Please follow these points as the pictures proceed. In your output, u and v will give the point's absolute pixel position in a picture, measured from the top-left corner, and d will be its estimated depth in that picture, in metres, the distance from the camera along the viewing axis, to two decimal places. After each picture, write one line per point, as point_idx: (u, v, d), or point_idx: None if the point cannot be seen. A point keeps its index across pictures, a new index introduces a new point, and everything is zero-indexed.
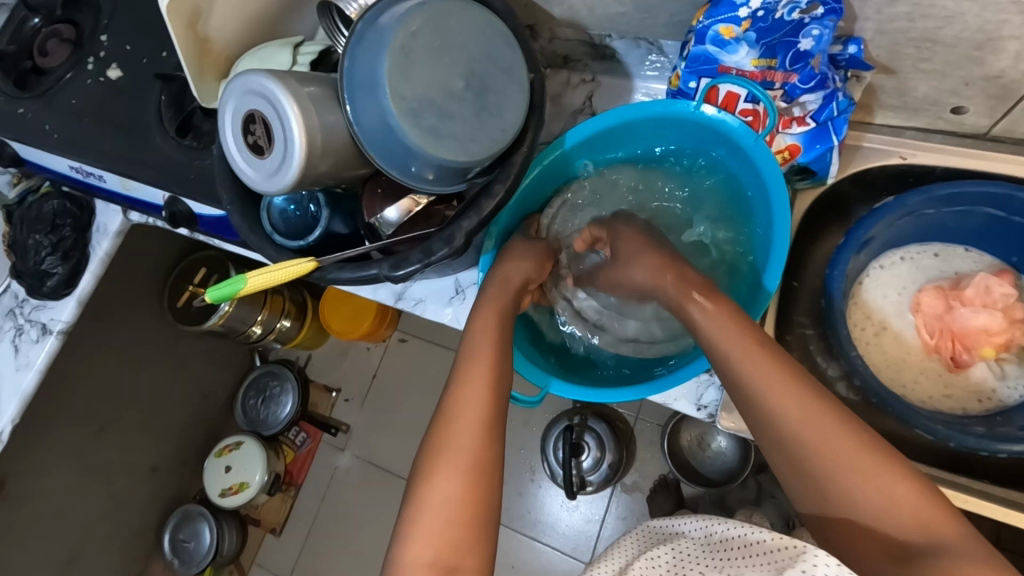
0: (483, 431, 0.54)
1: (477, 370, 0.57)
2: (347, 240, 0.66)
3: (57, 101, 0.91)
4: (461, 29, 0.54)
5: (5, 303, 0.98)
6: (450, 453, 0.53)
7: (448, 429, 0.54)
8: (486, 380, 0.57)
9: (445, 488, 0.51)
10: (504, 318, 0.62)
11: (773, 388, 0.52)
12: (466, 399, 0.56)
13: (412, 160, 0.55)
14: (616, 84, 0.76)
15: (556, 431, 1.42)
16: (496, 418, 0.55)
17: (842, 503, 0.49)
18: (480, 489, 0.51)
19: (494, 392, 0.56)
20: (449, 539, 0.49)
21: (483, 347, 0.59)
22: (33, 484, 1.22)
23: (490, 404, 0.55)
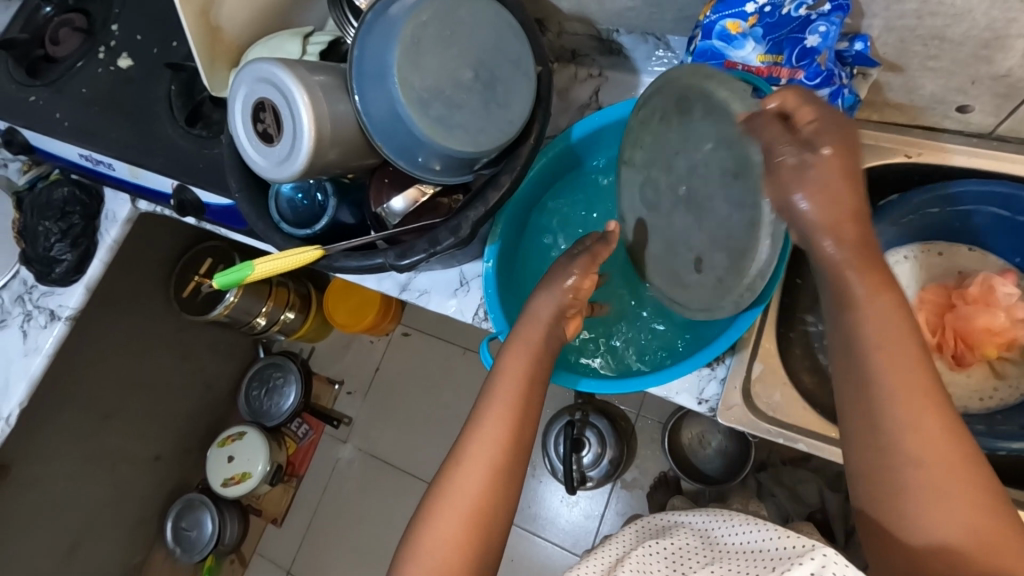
0: (497, 468, 0.55)
1: (502, 408, 0.57)
2: (353, 230, 0.66)
3: (70, 89, 0.92)
4: (471, 20, 0.55)
5: (13, 290, 0.99)
6: (464, 487, 0.54)
7: (465, 455, 0.56)
8: (510, 419, 0.57)
9: (453, 516, 0.53)
10: (539, 357, 0.59)
11: (887, 364, 0.46)
12: (488, 432, 0.56)
13: (419, 150, 0.55)
14: (624, 79, 0.76)
15: (556, 427, 1.42)
16: (513, 454, 0.56)
17: (909, 482, 0.45)
18: (484, 523, 0.54)
19: (517, 428, 0.56)
20: (451, 565, 0.52)
21: (510, 383, 0.58)
22: (38, 468, 1.23)
23: (510, 439, 0.56)
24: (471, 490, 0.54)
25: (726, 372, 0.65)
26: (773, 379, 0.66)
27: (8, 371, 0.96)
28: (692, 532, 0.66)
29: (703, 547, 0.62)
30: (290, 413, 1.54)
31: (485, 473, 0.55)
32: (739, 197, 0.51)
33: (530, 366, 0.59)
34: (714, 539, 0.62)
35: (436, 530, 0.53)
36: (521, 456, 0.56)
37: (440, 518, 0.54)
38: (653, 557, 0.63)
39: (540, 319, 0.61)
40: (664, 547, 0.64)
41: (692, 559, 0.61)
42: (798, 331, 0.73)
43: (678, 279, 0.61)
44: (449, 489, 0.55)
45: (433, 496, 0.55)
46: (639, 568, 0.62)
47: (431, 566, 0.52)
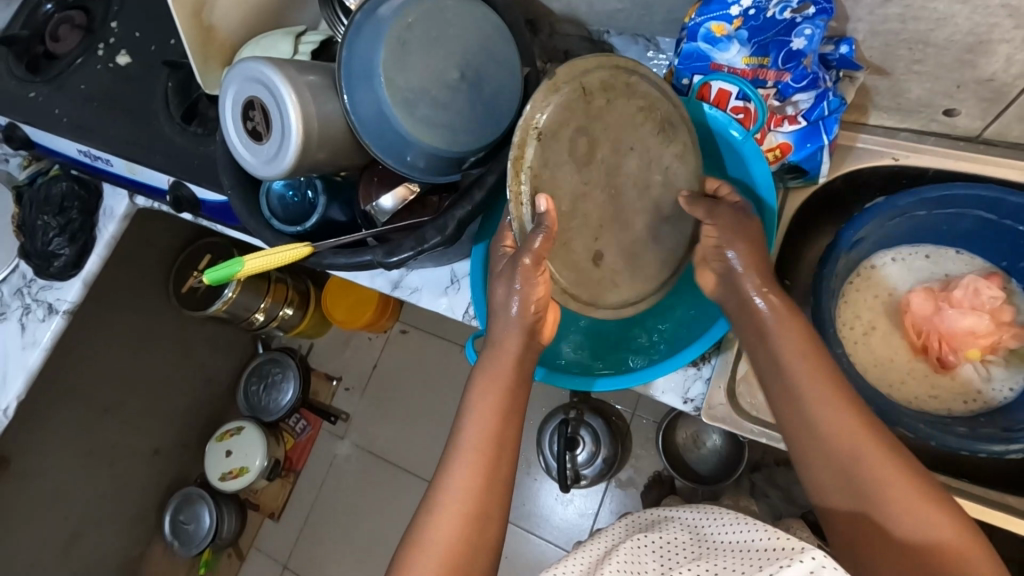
0: (471, 510, 0.52)
1: (477, 443, 0.54)
2: (342, 227, 0.67)
3: (68, 85, 0.93)
4: (458, 21, 0.55)
5: (13, 283, 1.00)
6: (450, 511, 0.52)
7: (439, 492, 0.53)
8: (492, 434, 0.54)
9: (440, 544, 0.51)
10: (510, 394, 0.56)
11: (805, 383, 0.51)
12: (474, 449, 0.54)
13: (407, 149, 0.56)
14: None
15: (551, 425, 1.43)
16: (489, 495, 0.53)
17: (854, 489, 0.48)
18: (474, 548, 0.52)
19: (492, 466, 0.53)
20: None
21: (490, 398, 0.55)
22: (36, 461, 1.24)
23: (485, 479, 0.53)
24: (459, 514, 0.52)
25: (712, 371, 0.66)
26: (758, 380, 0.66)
27: (7, 364, 0.97)
28: (681, 527, 0.67)
29: (693, 542, 0.63)
30: (288, 409, 1.55)
31: (472, 497, 0.52)
32: (669, 243, 0.61)
33: (503, 401, 0.55)
34: (702, 532, 0.64)
35: (423, 560, 0.51)
36: (502, 472, 0.54)
37: (428, 545, 0.51)
38: (644, 552, 0.63)
39: (508, 351, 0.56)
40: (652, 540, 0.65)
41: (680, 552, 0.62)
42: None
43: (572, 259, 0.56)
44: (437, 510, 0.53)
45: (422, 518, 0.53)
46: (628, 562, 0.62)
47: None
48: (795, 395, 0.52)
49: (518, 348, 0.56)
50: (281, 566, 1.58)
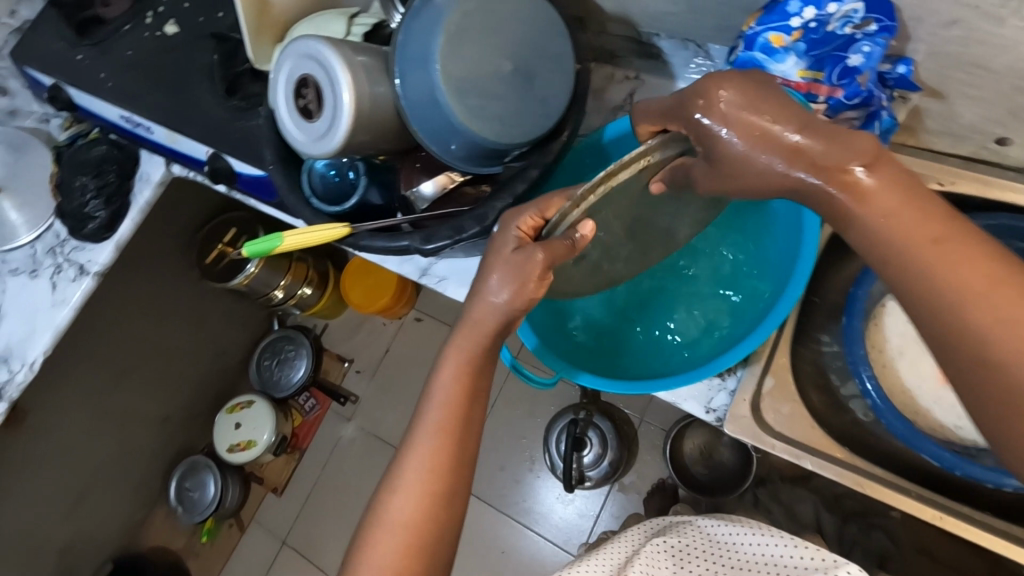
0: (434, 488, 0.52)
1: (441, 418, 0.53)
2: (380, 210, 0.66)
3: (114, 51, 0.95)
4: (515, 14, 0.54)
5: (46, 242, 1.02)
6: (411, 489, 0.53)
7: (404, 461, 0.54)
8: (456, 413, 0.53)
9: (404, 517, 0.52)
10: (477, 369, 0.54)
11: (954, 284, 0.39)
12: (438, 426, 0.53)
13: (452, 137, 0.55)
14: (660, 84, 0.75)
15: (560, 424, 1.47)
16: (450, 470, 0.53)
17: None
18: (435, 525, 0.52)
19: (457, 444, 0.53)
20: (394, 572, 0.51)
21: (465, 377, 0.54)
22: (52, 417, 1.26)
23: (448, 457, 0.53)
24: (419, 494, 0.52)
25: (737, 383, 0.65)
26: (784, 395, 0.65)
27: (35, 321, 0.99)
28: (694, 528, 0.73)
29: (707, 545, 0.70)
30: (299, 386, 1.57)
31: (433, 477, 0.53)
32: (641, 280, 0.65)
33: (467, 380, 0.54)
34: (719, 539, 0.70)
35: (381, 535, 0.52)
36: (463, 454, 0.53)
37: (387, 518, 0.52)
38: (661, 554, 0.70)
39: (484, 326, 0.53)
40: (671, 546, 0.71)
41: (701, 559, 0.68)
42: (811, 349, 0.72)
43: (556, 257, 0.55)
44: (398, 487, 0.53)
45: (385, 492, 0.54)
46: (651, 564, 0.69)
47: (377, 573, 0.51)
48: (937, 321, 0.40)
49: (493, 325, 0.53)
50: (280, 542, 1.60)
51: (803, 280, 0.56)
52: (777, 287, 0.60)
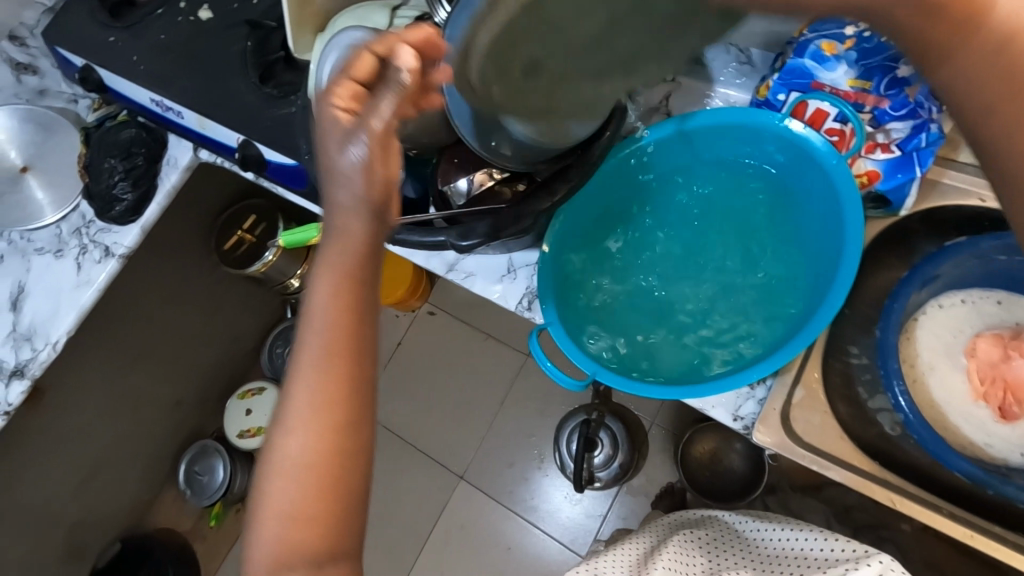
0: (336, 420, 0.43)
1: (324, 338, 0.43)
2: (413, 204, 0.68)
3: (146, 34, 0.95)
4: None
5: (72, 222, 1.02)
6: (302, 435, 0.44)
7: (289, 396, 0.44)
8: (343, 331, 0.43)
9: (304, 459, 0.43)
10: (357, 268, 0.43)
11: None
12: (323, 348, 0.43)
13: (494, 134, 0.55)
14: (696, 87, 0.76)
15: (572, 424, 1.48)
16: (350, 397, 0.44)
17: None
18: (346, 460, 0.44)
19: (351, 367, 0.44)
20: (306, 519, 0.43)
21: (342, 296, 0.43)
22: (68, 396, 1.26)
23: (343, 384, 0.43)
24: (311, 440, 0.43)
25: (766, 393, 0.65)
26: (814, 409, 0.65)
27: (58, 301, 0.99)
28: (726, 527, 0.93)
29: (735, 538, 0.90)
30: None
31: (326, 420, 0.43)
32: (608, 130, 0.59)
33: (348, 287, 0.43)
34: (744, 534, 0.90)
35: (274, 492, 0.44)
36: (356, 387, 0.44)
37: (280, 471, 0.44)
38: (697, 540, 0.91)
39: (355, 217, 0.43)
40: (705, 537, 0.92)
41: (728, 547, 0.88)
42: (839, 361, 0.70)
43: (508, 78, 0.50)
44: (289, 426, 0.44)
45: (275, 434, 0.44)
46: (689, 545, 0.90)
47: (284, 523, 0.43)
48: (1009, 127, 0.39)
49: (366, 227, 0.43)
50: None
51: (855, 257, 0.56)
52: (822, 271, 0.60)
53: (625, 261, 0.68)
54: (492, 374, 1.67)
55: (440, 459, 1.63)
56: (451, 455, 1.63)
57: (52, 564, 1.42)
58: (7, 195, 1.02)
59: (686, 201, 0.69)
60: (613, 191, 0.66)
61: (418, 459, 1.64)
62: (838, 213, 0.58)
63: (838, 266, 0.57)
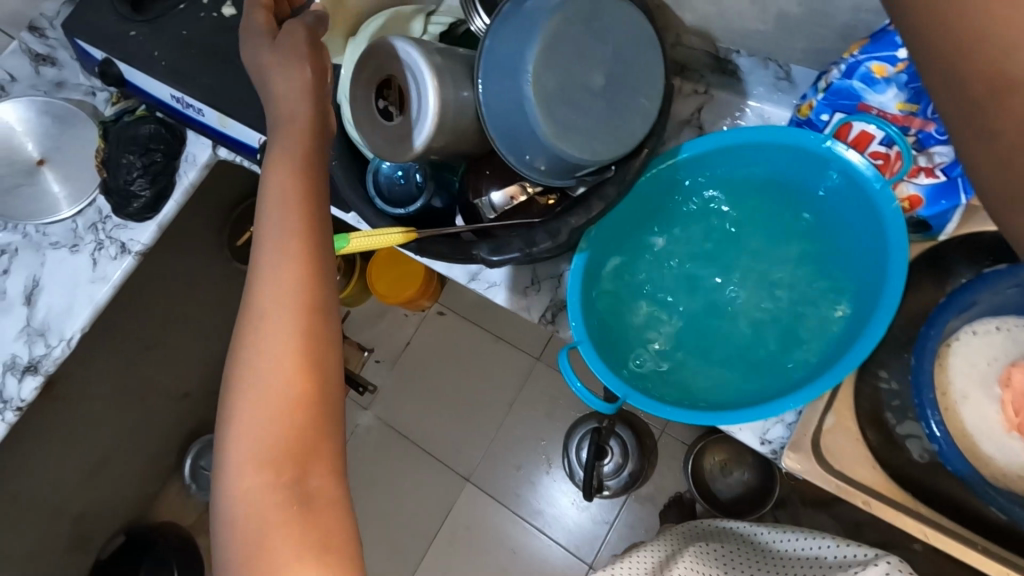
0: (304, 291, 0.52)
1: (287, 222, 0.53)
2: (438, 214, 0.65)
3: (168, 29, 0.93)
4: (614, 25, 0.51)
5: (88, 217, 1.01)
6: (270, 349, 0.50)
7: (260, 280, 0.52)
8: (301, 213, 0.54)
9: (281, 333, 0.51)
10: (308, 156, 0.57)
11: None
12: (286, 230, 0.53)
13: (529, 147, 0.53)
14: (729, 101, 0.74)
15: (581, 431, 1.52)
16: (317, 272, 0.53)
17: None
18: (319, 331, 0.52)
19: (313, 245, 0.53)
20: (289, 384, 0.50)
21: (291, 221, 0.53)
22: (78, 388, 1.26)
23: (309, 260, 0.53)
24: (280, 349, 0.50)
25: (795, 417, 0.64)
26: (848, 439, 0.64)
27: (73, 296, 0.98)
28: (740, 537, 0.94)
29: (750, 548, 0.90)
30: None
31: (292, 298, 0.52)
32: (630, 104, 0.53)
33: (300, 175, 0.55)
34: (760, 543, 0.90)
35: (249, 406, 0.49)
36: (313, 291, 0.52)
37: (253, 384, 0.50)
38: (713, 551, 0.91)
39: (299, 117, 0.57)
40: (720, 548, 0.92)
41: (744, 559, 0.89)
42: (869, 385, 0.69)
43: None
44: (261, 305, 0.52)
45: (249, 319, 0.52)
46: (704, 554, 0.90)
47: (269, 391, 0.49)
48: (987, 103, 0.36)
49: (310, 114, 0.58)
50: None
51: (898, 286, 0.55)
52: (864, 302, 0.58)
53: (638, 272, 0.66)
54: (501, 375, 1.65)
55: (446, 461, 1.62)
56: (458, 456, 1.62)
57: (56, 555, 1.42)
58: (21, 187, 1.00)
59: (702, 210, 0.67)
60: (648, 210, 0.65)
61: (424, 459, 1.63)
62: (882, 245, 0.57)
63: (881, 294, 0.56)
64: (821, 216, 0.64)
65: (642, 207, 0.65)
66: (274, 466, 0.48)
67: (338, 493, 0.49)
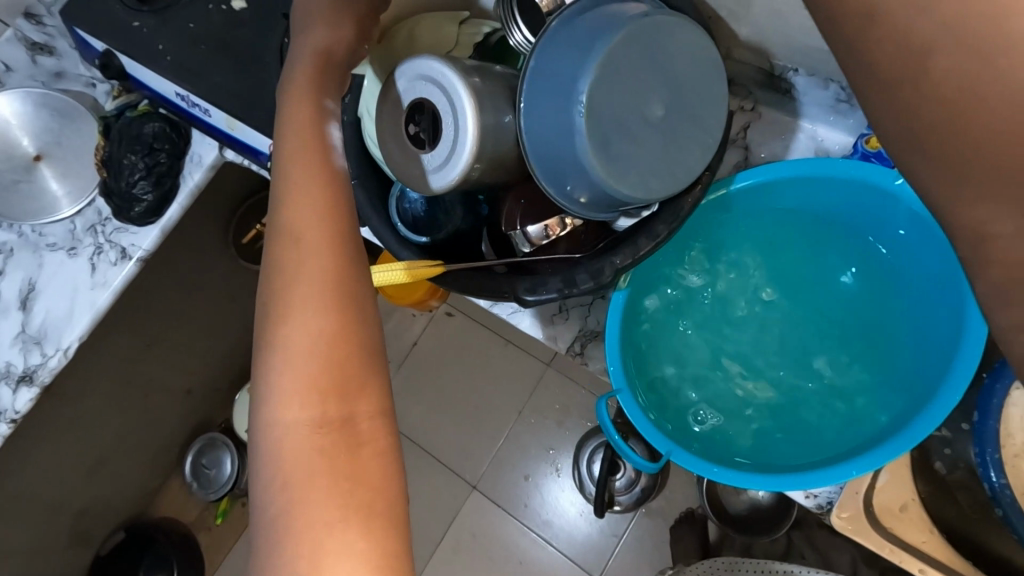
0: (325, 212, 0.46)
1: (300, 148, 0.49)
2: (466, 240, 0.60)
3: (175, 21, 0.87)
4: (680, 52, 0.46)
5: (87, 218, 0.96)
6: (300, 273, 0.45)
7: (280, 203, 0.47)
8: (313, 137, 0.49)
9: (303, 260, 0.45)
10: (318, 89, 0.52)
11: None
12: (301, 156, 0.49)
13: (570, 178, 0.48)
14: (779, 121, 0.69)
15: (593, 442, 1.46)
16: (336, 194, 0.48)
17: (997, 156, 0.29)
18: (343, 252, 0.46)
19: (329, 167, 0.49)
20: (314, 319, 0.44)
21: (304, 148, 0.49)
22: (76, 387, 1.21)
23: (327, 184, 0.48)
24: (312, 274, 0.45)
25: None
26: (902, 492, 0.61)
27: (70, 303, 0.94)
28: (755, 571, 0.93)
29: None
30: None
31: (313, 220, 0.46)
32: (690, 141, 0.48)
33: (313, 105, 0.51)
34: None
35: (279, 344, 0.44)
36: (345, 217, 0.47)
37: (287, 326, 0.44)
38: None
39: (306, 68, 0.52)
40: None
41: None
42: None
43: None
44: (281, 230, 0.46)
45: (269, 248, 0.46)
46: None
47: (296, 327, 0.44)
48: (926, 78, 0.29)
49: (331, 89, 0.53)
50: None
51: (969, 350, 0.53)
52: (925, 365, 0.58)
53: (677, 315, 0.65)
54: (511, 380, 1.61)
55: (452, 466, 1.59)
56: (464, 462, 1.58)
57: (55, 554, 1.39)
58: (19, 184, 0.95)
59: (748, 258, 0.66)
60: (693, 246, 0.65)
61: (430, 465, 1.60)
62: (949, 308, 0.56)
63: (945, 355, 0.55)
64: (871, 269, 0.63)
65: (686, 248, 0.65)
66: (316, 405, 0.43)
67: (385, 443, 0.44)
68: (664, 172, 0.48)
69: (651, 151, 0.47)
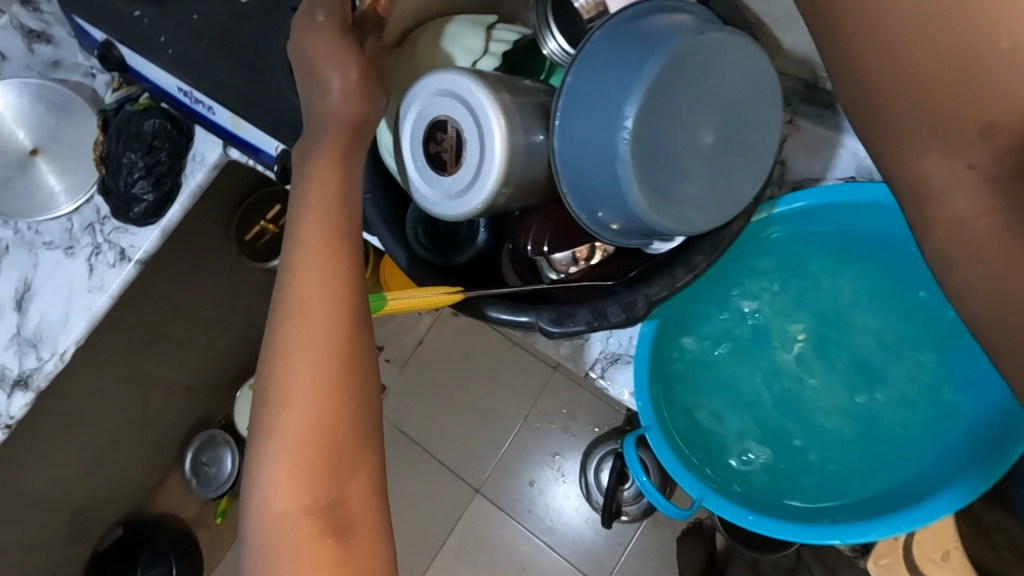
0: (331, 296, 0.47)
1: (314, 220, 0.49)
2: (490, 262, 0.57)
3: (176, 11, 0.82)
4: (733, 74, 0.42)
5: (84, 216, 0.92)
6: (302, 357, 0.46)
7: (288, 278, 0.48)
8: (326, 208, 0.49)
9: (307, 344, 0.47)
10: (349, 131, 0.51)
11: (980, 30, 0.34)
12: (315, 229, 0.49)
13: (602, 204, 0.44)
14: (819, 135, 0.64)
15: (600, 450, 1.41)
16: (343, 274, 0.48)
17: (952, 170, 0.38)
18: (347, 338, 0.47)
19: (338, 243, 0.49)
20: (316, 406, 0.46)
21: (317, 218, 0.49)
22: (74, 385, 1.17)
23: (336, 263, 0.48)
24: (314, 360, 0.46)
25: None
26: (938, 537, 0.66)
27: (66, 305, 0.90)
28: None
29: None
30: None
31: (318, 306, 0.47)
32: (738, 170, 0.45)
33: (337, 165, 0.51)
34: None
35: (278, 429, 0.46)
36: (353, 299, 0.48)
37: (288, 409, 0.46)
38: None
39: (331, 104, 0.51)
40: None
41: None
42: None
43: None
44: (287, 308, 0.47)
45: (274, 324, 0.48)
46: None
47: (297, 413, 0.46)
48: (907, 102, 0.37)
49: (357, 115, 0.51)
50: None
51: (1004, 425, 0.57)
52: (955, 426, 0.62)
53: (708, 347, 0.68)
54: (517, 382, 1.58)
55: (456, 469, 1.56)
56: (468, 464, 1.55)
57: (54, 551, 1.37)
58: (14, 180, 0.91)
59: (780, 297, 0.68)
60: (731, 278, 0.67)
61: (434, 467, 1.57)
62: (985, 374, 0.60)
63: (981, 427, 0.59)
64: (903, 314, 0.66)
65: (721, 285, 0.67)
66: (308, 493, 0.45)
67: (374, 523, 0.47)
68: (709, 203, 0.44)
69: (694, 179, 0.43)
